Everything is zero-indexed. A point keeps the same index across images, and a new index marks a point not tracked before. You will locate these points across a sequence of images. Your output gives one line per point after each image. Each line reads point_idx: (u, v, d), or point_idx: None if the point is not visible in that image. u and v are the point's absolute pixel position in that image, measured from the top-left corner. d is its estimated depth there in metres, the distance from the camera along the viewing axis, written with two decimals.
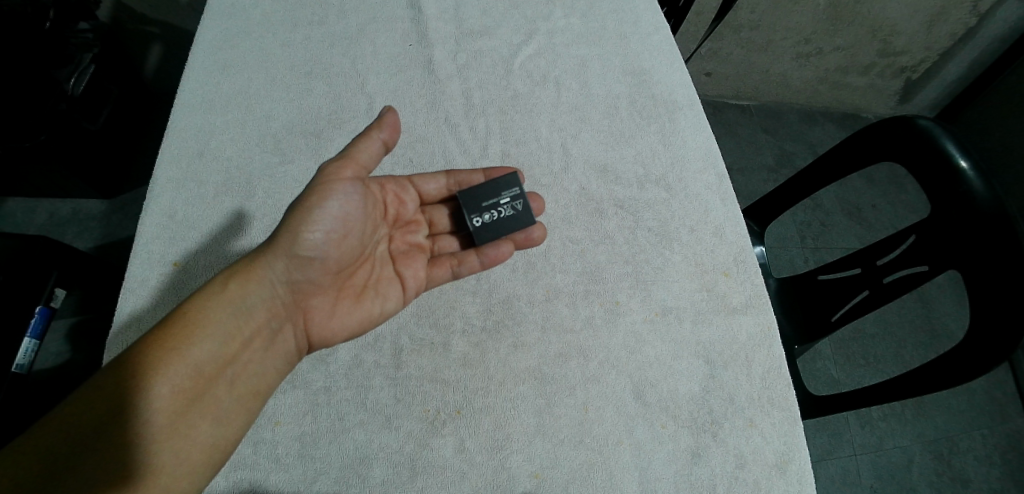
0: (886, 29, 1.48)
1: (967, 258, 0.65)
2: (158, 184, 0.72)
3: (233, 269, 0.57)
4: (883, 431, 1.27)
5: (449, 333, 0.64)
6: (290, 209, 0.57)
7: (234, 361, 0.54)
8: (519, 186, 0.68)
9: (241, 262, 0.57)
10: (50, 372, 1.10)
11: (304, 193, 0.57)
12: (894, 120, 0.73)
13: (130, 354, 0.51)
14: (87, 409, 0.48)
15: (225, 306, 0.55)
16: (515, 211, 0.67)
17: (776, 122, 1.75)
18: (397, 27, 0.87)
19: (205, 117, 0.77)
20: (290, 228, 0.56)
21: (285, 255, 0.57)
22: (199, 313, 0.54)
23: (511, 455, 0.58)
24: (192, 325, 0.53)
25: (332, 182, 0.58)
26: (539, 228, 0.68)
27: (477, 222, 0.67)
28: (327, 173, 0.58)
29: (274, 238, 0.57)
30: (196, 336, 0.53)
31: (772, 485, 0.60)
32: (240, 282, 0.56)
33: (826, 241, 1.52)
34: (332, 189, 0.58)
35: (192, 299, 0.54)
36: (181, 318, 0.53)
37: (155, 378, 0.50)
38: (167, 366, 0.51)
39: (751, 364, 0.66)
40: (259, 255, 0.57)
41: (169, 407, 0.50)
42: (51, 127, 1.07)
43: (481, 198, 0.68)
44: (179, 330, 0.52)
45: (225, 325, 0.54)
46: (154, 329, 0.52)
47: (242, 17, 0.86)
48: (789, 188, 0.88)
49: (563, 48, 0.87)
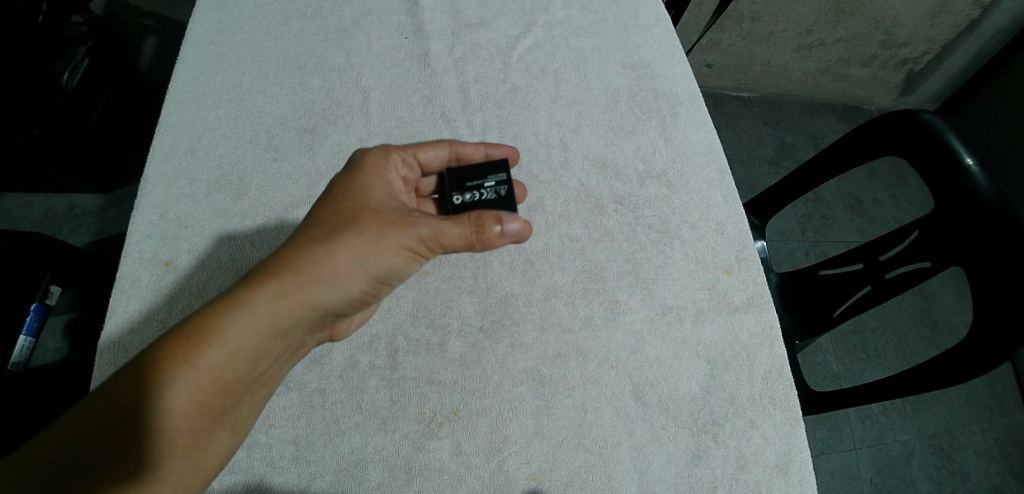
0: (890, 20, 1.45)
1: (971, 255, 0.64)
2: (149, 182, 0.70)
3: (286, 286, 0.51)
4: (883, 425, 1.27)
5: (446, 333, 0.63)
6: (361, 250, 0.53)
7: (263, 376, 0.52)
8: (507, 171, 0.64)
9: (293, 279, 0.51)
10: (50, 367, 1.11)
11: (383, 244, 0.53)
12: (897, 114, 0.71)
13: (160, 371, 0.47)
14: (106, 416, 0.46)
15: (267, 326, 0.50)
16: (497, 196, 0.63)
17: (777, 114, 1.73)
18: (393, 20, 0.85)
19: (197, 113, 0.75)
20: (358, 273, 0.53)
21: (340, 284, 0.53)
22: (240, 338, 0.49)
23: (508, 458, 0.57)
24: (231, 344, 0.49)
25: (415, 246, 0.55)
26: (518, 220, 0.57)
27: (456, 200, 0.63)
28: (416, 238, 0.54)
29: (339, 278, 0.52)
30: (239, 362, 0.50)
31: (772, 486, 0.59)
32: (294, 312, 0.51)
33: (826, 234, 1.51)
34: (411, 251, 0.55)
35: (231, 316, 0.49)
36: (222, 339, 0.49)
37: (183, 395, 0.47)
38: (202, 388, 0.48)
39: (753, 364, 0.65)
40: (313, 278, 0.52)
41: (194, 425, 0.48)
42: (46, 122, 1.06)
43: (465, 177, 0.64)
44: (216, 350, 0.48)
45: (266, 351, 0.51)
46: (184, 340, 0.48)
47: (234, 10, 0.84)
48: (791, 183, 0.87)
49: (563, 40, 0.85)
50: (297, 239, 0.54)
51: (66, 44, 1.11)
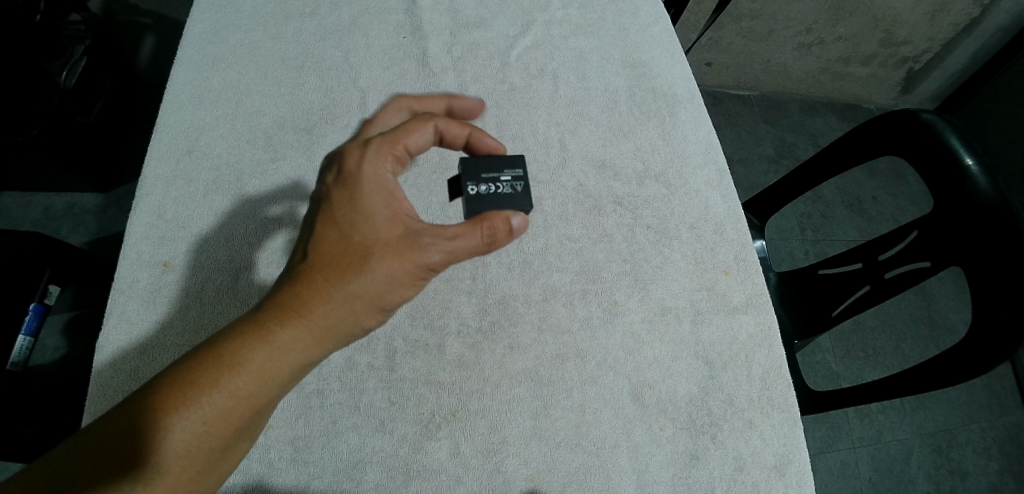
0: (889, 19, 1.45)
1: (970, 255, 0.64)
2: (147, 182, 0.70)
3: (305, 317, 0.48)
4: (882, 424, 1.27)
5: (445, 334, 0.63)
6: (378, 282, 0.49)
7: (275, 404, 0.49)
8: (524, 167, 0.60)
9: (311, 309, 0.48)
10: (50, 367, 1.12)
11: (401, 275, 0.50)
12: (895, 114, 0.71)
13: (162, 425, 0.43)
14: (112, 443, 0.43)
15: (284, 357, 0.47)
16: (513, 191, 0.59)
17: (776, 112, 1.73)
18: (391, 19, 0.85)
19: (195, 112, 0.75)
20: (374, 305, 0.50)
21: (357, 314, 0.49)
22: (250, 385, 0.46)
23: (506, 458, 0.57)
24: (247, 376, 0.46)
25: (434, 271, 0.52)
26: (519, 217, 0.54)
27: (471, 190, 0.58)
28: (435, 265, 0.51)
29: (356, 308, 0.49)
30: (250, 403, 0.46)
31: (771, 487, 0.59)
32: (309, 352, 0.48)
33: (826, 233, 1.51)
34: (428, 275, 0.52)
35: (240, 361, 0.46)
36: (228, 387, 0.45)
37: (194, 426, 0.44)
38: (212, 424, 0.44)
39: (751, 365, 0.65)
40: (332, 306, 0.48)
41: (202, 457, 0.45)
42: (44, 121, 1.06)
43: (480, 168, 0.59)
44: (233, 382, 0.45)
45: (281, 383, 0.48)
46: (190, 385, 0.44)
47: (232, 9, 0.84)
48: (791, 182, 0.87)
49: (561, 40, 0.85)
50: (304, 272, 0.50)
51: (65, 42, 1.11)
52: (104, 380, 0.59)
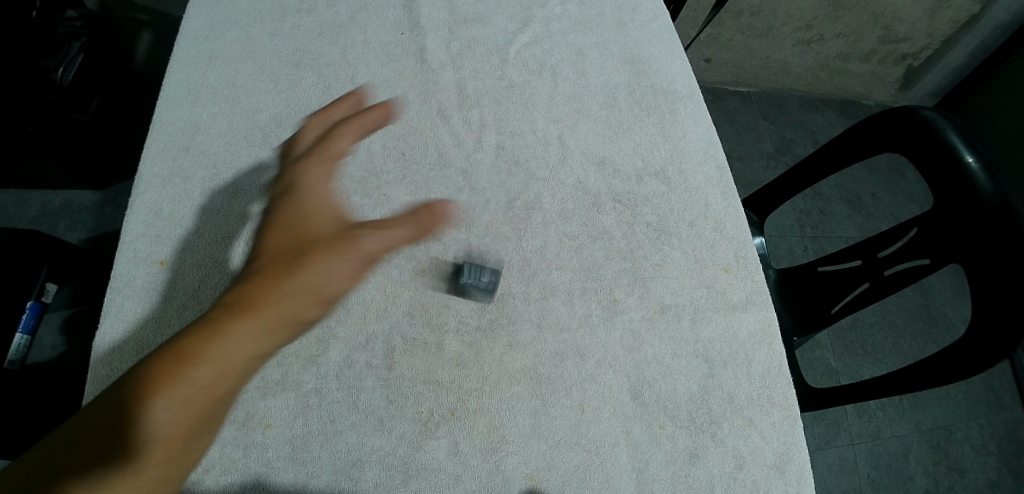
0: (889, 15, 1.44)
1: (969, 252, 0.64)
2: (144, 180, 0.70)
3: (260, 303, 0.47)
4: (881, 420, 1.27)
5: (443, 332, 0.63)
6: (323, 268, 0.49)
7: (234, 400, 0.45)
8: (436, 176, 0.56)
9: (265, 295, 0.47)
10: (46, 365, 1.12)
11: (343, 261, 0.50)
12: (895, 111, 0.71)
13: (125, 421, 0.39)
14: (66, 449, 0.38)
15: (241, 345, 0.45)
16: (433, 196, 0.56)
17: (776, 109, 1.73)
18: (389, 15, 0.84)
19: (191, 110, 0.75)
20: (331, 296, 0.50)
21: (307, 299, 0.48)
22: (209, 372, 0.43)
23: (505, 457, 0.57)
24: (205, 362, 0.43)
25: (373, 260, 0.52)
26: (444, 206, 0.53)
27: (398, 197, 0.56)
28: (373, 252, 0.51)
29: (307, 292, 0.48)
30: (213, 392, 0.43)
31: (771, 486, 0.59)
32: (269, 339, 0.47)
33: (825, 229, 1.51)
34: (368, 264, 0.52)
35: (202, 353, 0.43)
36: (187, 375, 0.42)
37: (158, 415, 0.40)
38: (175, 415, 0.41)
39: (752, 363, 0.64)
40: (284, 292, 0.48)
41: (167, 454, 0.40)
42: (41, 118, 1.05)
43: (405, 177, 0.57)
44: (193, 368, 0.42)
45: (240, 371, 0.45)
46: (149, 380, 0.41)
47: (228, 5, 0.84)
48: (791, 178, 0.86)
49: (560, 36, 0.85)
50: (254, 270, 0.49)
51: (61, 39, 1.11)
52: (100, 379, 0.58)
